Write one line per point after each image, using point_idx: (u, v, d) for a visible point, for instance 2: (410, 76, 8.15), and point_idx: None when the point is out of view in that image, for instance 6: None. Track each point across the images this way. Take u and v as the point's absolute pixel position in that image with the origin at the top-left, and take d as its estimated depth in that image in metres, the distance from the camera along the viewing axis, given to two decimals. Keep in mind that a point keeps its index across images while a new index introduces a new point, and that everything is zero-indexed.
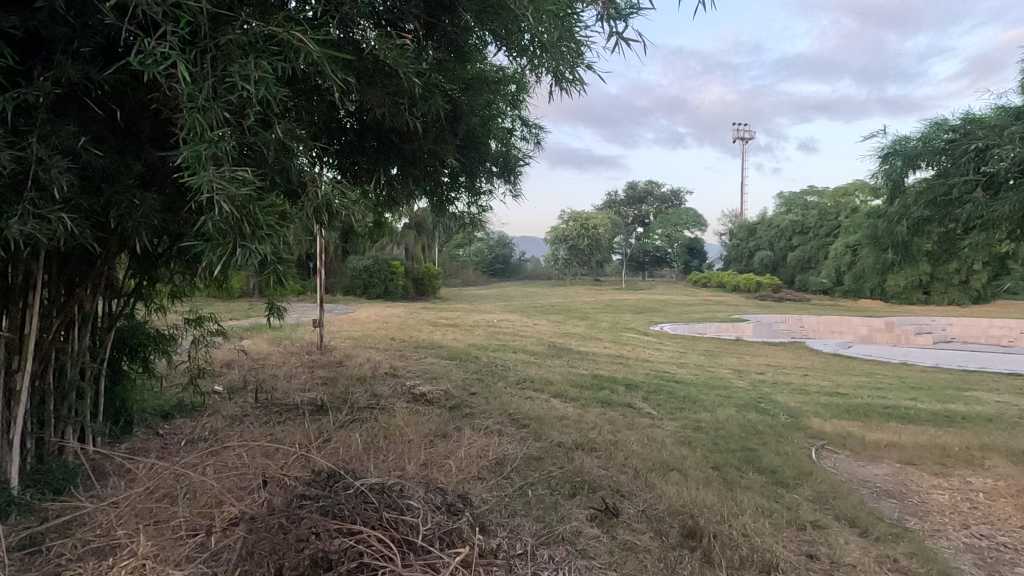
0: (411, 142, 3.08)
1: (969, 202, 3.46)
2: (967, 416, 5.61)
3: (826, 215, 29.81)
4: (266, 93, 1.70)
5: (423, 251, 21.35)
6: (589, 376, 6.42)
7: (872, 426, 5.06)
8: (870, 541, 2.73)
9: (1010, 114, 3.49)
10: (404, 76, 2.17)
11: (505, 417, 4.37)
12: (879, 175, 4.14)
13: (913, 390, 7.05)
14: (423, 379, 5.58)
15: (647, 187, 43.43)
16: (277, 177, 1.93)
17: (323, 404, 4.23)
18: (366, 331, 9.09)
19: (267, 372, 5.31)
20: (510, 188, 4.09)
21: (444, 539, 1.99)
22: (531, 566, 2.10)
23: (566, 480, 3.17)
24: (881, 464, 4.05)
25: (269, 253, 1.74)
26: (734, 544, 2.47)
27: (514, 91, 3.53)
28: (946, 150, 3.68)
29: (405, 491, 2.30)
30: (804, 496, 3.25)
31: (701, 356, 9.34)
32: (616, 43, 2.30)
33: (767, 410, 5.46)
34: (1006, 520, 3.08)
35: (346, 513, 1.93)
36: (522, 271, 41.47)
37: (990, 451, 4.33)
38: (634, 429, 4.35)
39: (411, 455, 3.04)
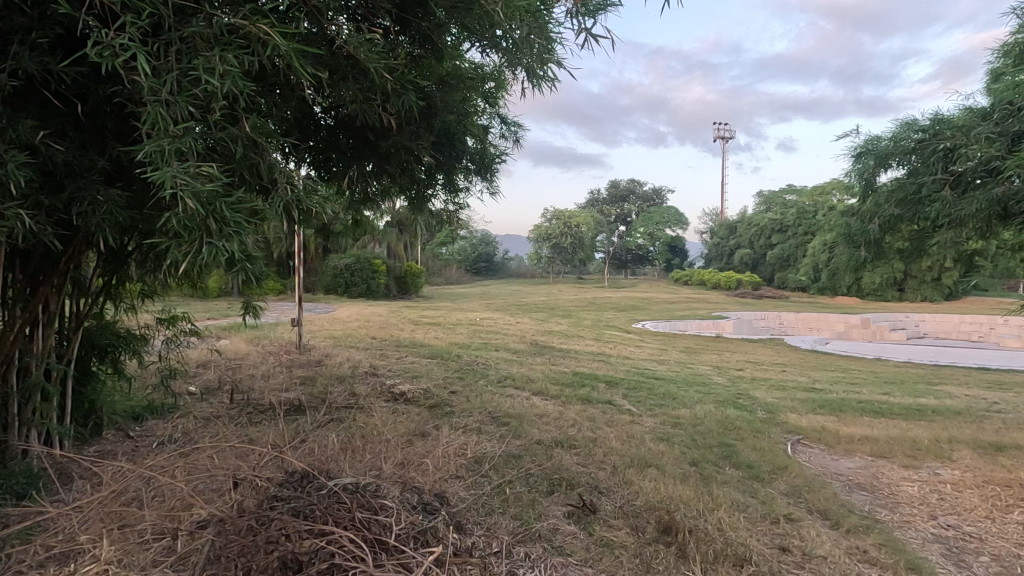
0: (387, 139, 3.05)
1: (938, 200, 3.55)
2: (938, 410, 5.74)
3: (804, 213, 30.30)
4: (232, 86, 1.67)
5: (406, 250, 21.23)
6: (570, 374, 6.44)
7: (846, 421, 5.16)
8: (840, 533, 2.78)
9: (977, 115, 3.58)
10: (376, 71, 2.14)
11: (485, 415, 4.36)
12: (852, 175, 4.21)
13: (886, 384, 7.21)
14: (404, 378, 5.55)
15: (629, 186, 43.77)
16: (246, 174, 1.88)
17: (300, 404, 4.18)
18: (346, 330, 9.01)
19: (244, 372, 5.23)
20: (487, 186, 4.09)
21: (418, 539, 1.98)
22: (507, 565, 2.10)
23: (545, 477, 3.18)
24: (854, 457, 4.13)
25: (237, 251, 1.70)
26: (709, 539, 2.49)
27: (492, 88, 3.52)
28: (916, 150, 3.76)
29: (379, 491, 2.29)
30: (778, 490, 3.29)
31: (682, 353, 9.43)
32: (586, 39, 2.32)
33: (745, 406, 5.53)
34: (971, 510, 3.16)
35: (317, 513, 1.90)
36: (505, 269, 41.43)
37: (958, 443, 4.44)
38: (613, 426, 4.37)
39: (388, 455, 3.02)
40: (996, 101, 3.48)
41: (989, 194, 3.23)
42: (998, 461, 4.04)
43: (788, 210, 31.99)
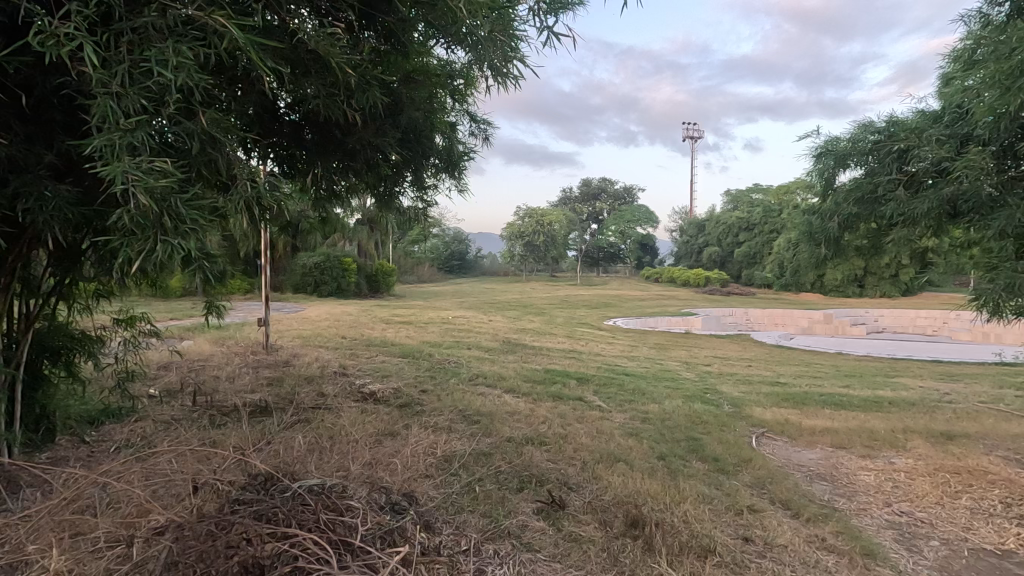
0: (352, 135, 3.01)
1: (892, 200, 3.69)
2: (894, 401, 5.97)
3: (769, 211, 31.07)
4: (187, 79, 1.62)
5: (377, 248, 21.01)
6: (541, 371, 6.46)
7: (808, 413, 5.32)
8: (801, 522, 2.87)
9: (929, 118, 3.75)
10: (338, 66, 2.10)
11: (456, 414, 4.35)
12: (813, 174, 4.33)
13: (846, 378, 7.44)
14: (374, 377, 5.49)
15: (601, 185, 44.22)
16: (204, 170, 1.83)
17: (267, 405, 4.10)
18: (314, 330, 8.86)
19: (207, 373, 5.09)
20: (456, 183, 4.08)
21: (384, 539, 1.96)
22: (475, 563, 2.10)
23: (515, 474, 3.19)
24: (815, 448, 4.26)
25: (193, 250, 1.65)
26: (675, 531, 2.54)
27: (460, 86, 3.51)
28: (872, 151, 3.91)
29: (346, 492, 2.26)
30: (742, 481, 3.38)
31: (652, 349, 9.57)
32: (549, 38, 2.33)
33: (712, 401, 5.65)
34: (923, 496, 3.30)
35: (280, 516, 1.87)
36: (478, 267, 41.38)
37: (912, 433, 4.63)
38: (583, 422, 4.41)
39: (356, 455, 2.98)
40: (946, 105, 3.65)
41: (939, 194, 3.37)
42: (949, 449, 4.22)
43: (754, 209, 32.75)
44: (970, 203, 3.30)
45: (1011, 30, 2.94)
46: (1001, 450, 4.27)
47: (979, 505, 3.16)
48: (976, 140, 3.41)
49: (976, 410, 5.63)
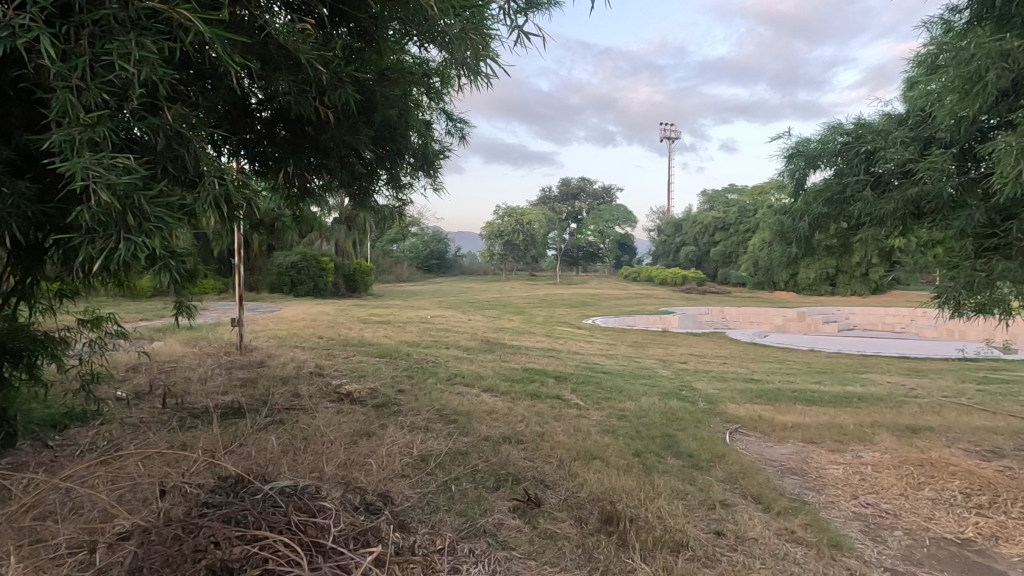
0: (325, 132, 2.98)
1: (860, 200, 3.79)
2: (863, 396, 6.14)
3: (744, 211, 31.61)
4: (150, 74, 1.59)
5: (355, 246, 20.83)
6: (520, 370, 6.47)
7: (780, 409, 5.43)
8: (771, 515, 2.93)
9: (894, 121, 3.87)
10: (308, 62, 2.08)
11: (434, 413, 4.34)
12: (784, 174, 4.41)
13: (818, 374, 7.62)
14: (351, 377, 5.44)
15: (580, 184, 44.49)
16: (171, 167, 1.79)
17: (239, 406, 4.02)
18: (290, 330, 8.72)
19: (178, 375, 4.98)
20: (432, 182, 4.08)
21: (358, 540, 1.95)
22: (450, 562, 2.10)
23: (492, 473, 3.19)
24: (787, 443, 4.35)
25: (159, 249, 1.61)
26: (648, 527, 2.57)
27: (436, 85, 3.51)
28: (841, 152, 4.01)
29: (319, 493, 2.24)
30: (716, 477, 3.44)
31: (629, 347, 9.66)
32: (519, 37, 2.34)
33: (688, 397, 5.74)
34: (888, 488, 3.40)
35: (250, 518, 1.84)
36: (457, 266, 41.28)
37: (879, 427, 4.76)
38: (560, 420, 4.44)
39: (331, 456, 2.95)
40: (910, 108, 3.77)
41: (905, 194, 3.47)
42: (913, 442, 4.35)
43: (730, 209, 33.30)
44: (933, 204, 3.40)
45: (970, 38, 3.04)
46: (963, 442, 4.42)
47: (941, 496, 3.27)
48: (938, 143, 3.52)
49: (939, 404, 5.82)
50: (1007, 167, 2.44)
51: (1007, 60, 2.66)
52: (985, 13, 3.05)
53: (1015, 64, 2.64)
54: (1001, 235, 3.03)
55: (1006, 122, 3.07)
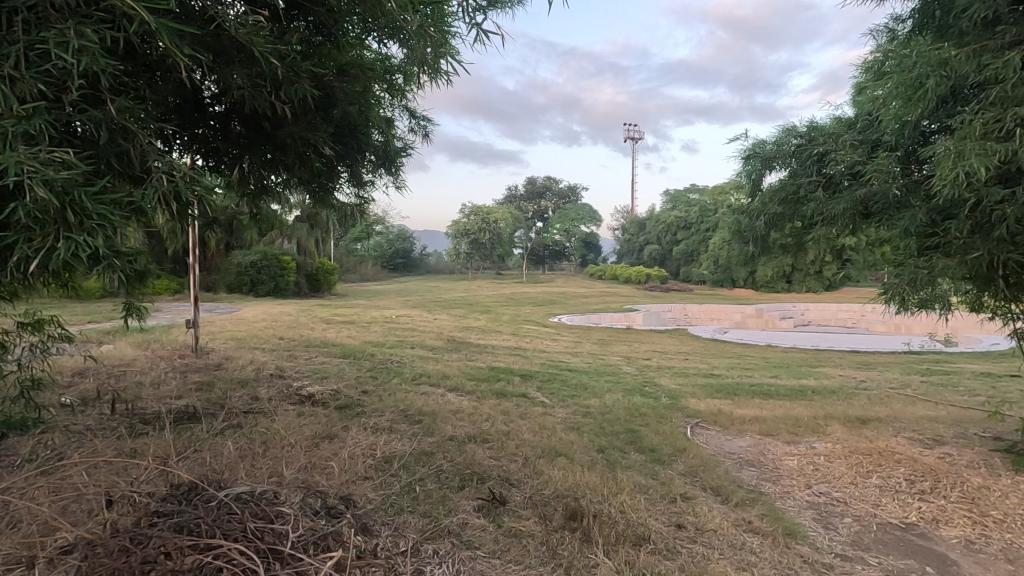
0: (283, 128, 2.91)
1: (813, 200, 3.94)
2: (816, 389, 6.37)
3: (705, 211, 32.41)
4: (91, 64, 1.52)
5: (317, 245, 20.41)
6: (485, 369, 6.45)
7: (739, 403, 5.59)
8: (729, 507, 3.01)
9: (844, 125, 4.03)
10: (261, 55, 2.03)
11: (398, 414, 4.29)
12: (742, 175, 4.54)
13: (774, 369, 7.87)
14: (312, 379, 5.33)
15: (546, 184, 44.76)
16: (115, 162, 1.71)
17: (194, 411, 3.88)
18: (248, 331, 8.47)
19: (129, 380, 4.77)
20: (394, 180, 4.03)
21: (318, 545, 1.91)
22: (413, 564, 2.08)
23: (457, 472, 3.18)
24: (745, 436, 4.48)
25: (103, 248, 1.54)
26: (611, 521, 2.61)
27: (398, 82, 3.46)
28: (795, 153, 4.15)
29: (277, 498, 2.18)
30: (677, 470, 3.51)
31: (594, 345, 9.77)
32: (478, 35, 2.33)
33: (651, 393, 5.84)
34: (840, 477, 3.54)
35: (204, 527, 1.78)
36: (423, 265, 40.94)
37: (831, 419, 4.96)
38: (526, 418, 4.46)
39: (290, 460, 2.88)
40: (859, 113, 3.93)
41: (854, 195, 3.61)
42: (862, 432, 4.54)
43: (692, 208, 34.06)
44: (880, 204, 3.56)
45: (912, 47, 3.19)
46: (908, 431, 4.64)
47: (887, 483, 3.42)
48: (884, 145, 3.69)
49: (886, 396, 6.10)
50: (945, 169, 2.56)
51: (945, 69, 2.80)
52: (926, 23, 3.21)
53: (953, 72, 2.78)
54: (941, 234, 3.19)
55: (945, 127, 3.24)
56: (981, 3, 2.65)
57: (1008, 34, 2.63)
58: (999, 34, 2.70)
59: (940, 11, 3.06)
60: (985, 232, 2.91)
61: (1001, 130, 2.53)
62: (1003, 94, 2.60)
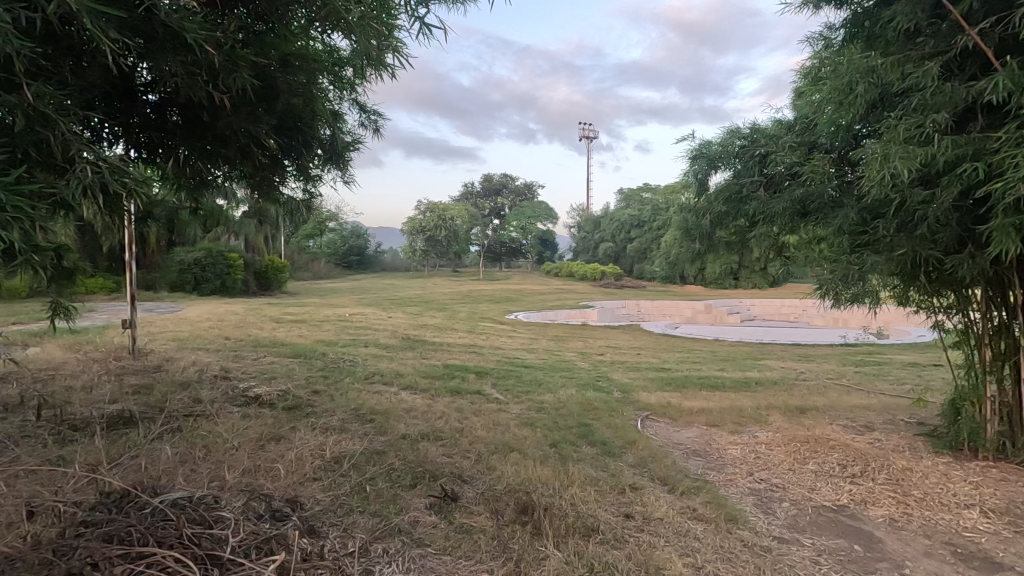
0: (222, 119, 2.80)
1: (755, 200, 4.11)
2: (760, 381, 6.66)
3: (658, 210, 33.26)
4: (5, 45, 1.42)
5: (267, 242, 19.78)
6: (441, 367, 6.41)
7: (687, 395, 5.78)
8: (675, 495, 3.11)
9: (783, 127, 4.22)
10: (194, 41, 1.94)
11: (349, 413, 4.21)
12: (689, 174, 4.67)
13: (721, 362, 8.17)
14: (260, 380, 5.16)
15: (503, 181, 44.91)
16: (32, 150, 1.61)
17: (130, 415, 3.69)
18: (191, 332, 8.11)
19: (57, 384, 4.48)
20: (342, 175, 3.95)
21: (260, 548, 1.85)
22: (362, 564, 2.05)
23: (409, 471, 3.15)
24: (693, 427, 4.63)
25: (17, 242, 1.44)
26: (562, 514, 2.64)
27: (347, 75, 3.40)
28: (738, 154, 4.31)
29: (216, 503, 2.11)
30: (627, 462, 3.60)
31: (550, 341, 9.88)
32: (422, 29, 2.32)
33: (604, 387, 5.96)
34: (779, 464, 3.71)
35: (136, 535, 1.71)
36: (378, 262, 40.27)
37: (773, 409, 5.19)
38: (480, 415, 4.46)
39: (233, 464, 2.78)
40: (797, 116, 4.12)
41: (792, 195, 3.80)
42: (801, 421, 4.78)
43: (645, 207, 34.84)
44: (816, 204, 3.75)
45: (845, 54, 3.37)
46: (842, 419, 4.92)
47: (822, 468, 3.61)
48: (820, 147, 3.88)
49: (824, 386, 6.43)
50: (872, 170, 2.70)
51: (873, 76, 2.97)
52: (857, 32, 3.38)
53: (879, 79, 2.95)
54: (869, 232, 3.37)
55: (874, 132, 3.43)
56: (904, 16, 2.83)
57: (928, 46, 2.81)
58: (920, 45, 2.88)
59: (869, 21, 3.24)
60: (909, 230, 3.10)
61: (921, 135, 2.70)
62: (923, 102, 2.77)
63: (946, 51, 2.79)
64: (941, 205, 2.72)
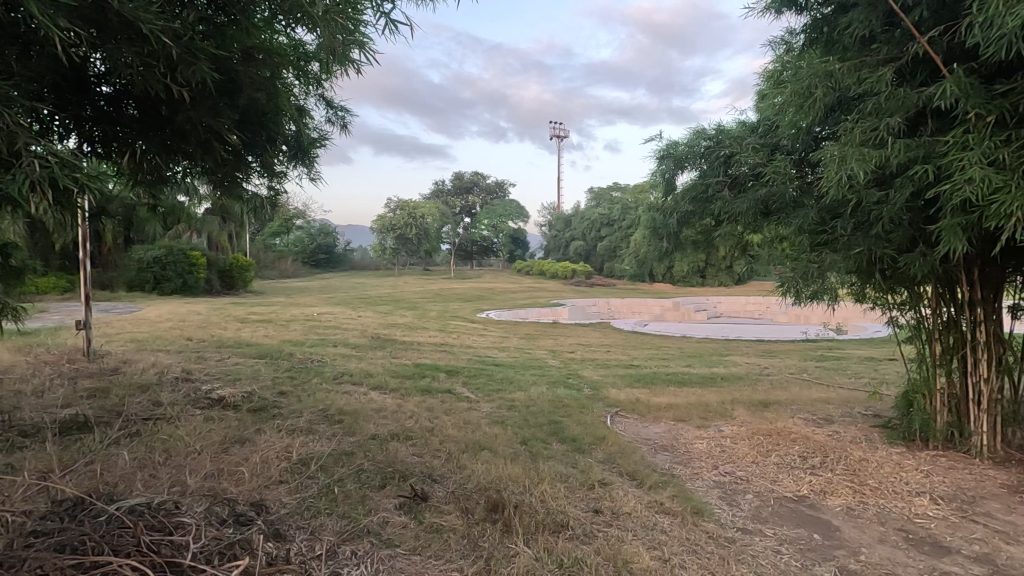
0: (181, 113, 2.72)
1: (720, 199, 4.20)
2: (726, 376, 6.82)
3: (628, 209, 33.69)
4: None
5: (231, 240, 19.26)
6: (411, 366, 6.36)
7: (656, 391, 5.88)
8: (644, 490, 3.16)
9: (747, 129, 4.32)
10: (150, 31, 1.88)
11: (317, 414, 4.14)
12: (657, 174, 4.74)
13: (688, 358, 8.34)
14: (224, 381, 5.03)
15: (474, 179, 44.79)
16: None
17: (85, 420, 3.55)
18: (150, 333, 7.83)
19: (6, 389, 4.28)
20: (308, 172, 3.88)
21: (223, 554, 1.80)
22: (329, 566, 2.02)
23: (378, 471, 3.11)
24: (661, 422, 4.72)
25: None
26: (532, 510, 2.65)
27: (313, 69, 3.33)
28: (704, 155, 4.40)
29: (177, 508, 2.05)
30: (596, 458, 3.64)
31: (521, 339, 9.91)
32: (389, 24, 2.29)
33: (574, 385, 6.01)
34: (743, 457, 3.81)
35: (90, 544, 1.65)
36: (348, 261, 39.67)
37: (737, 403, 5.32)
38: (451, 414, 4.45)
39: (194, 469, 2.70)
40: (760, 118, 4.23)
41: (755, 195, 3.90)
42: (764, 415, 4.92)
43: (615, 206, 35.24)
44: (778, 204, 3.86)
45: (805, 59, 3.47)
46: (803, 412, 5.07)
47: (784, 460, 3.72)
48: (781, 149, 3.99)
49: (786, 380, 6.63)
50: (830, 172, 2.79)
51: (831, 80, 3.06)
52: (816, 37, 3.48)
53: (837, 84, 3.04)
54: (828, 232, 3.49)
55: (833, 134, 3.53)
56: (860, 22, 2.93)
57: (882, 52, 2.92)
58: (875, 51, 2.99)
59: (827, 27, 3.34)
60: (865, 230, 3.22)
61: (875, 138, 2.80)
62: (878, 106, 2.87)
63: (899, 58, 2.90)
64: (895, 205, 2.83)
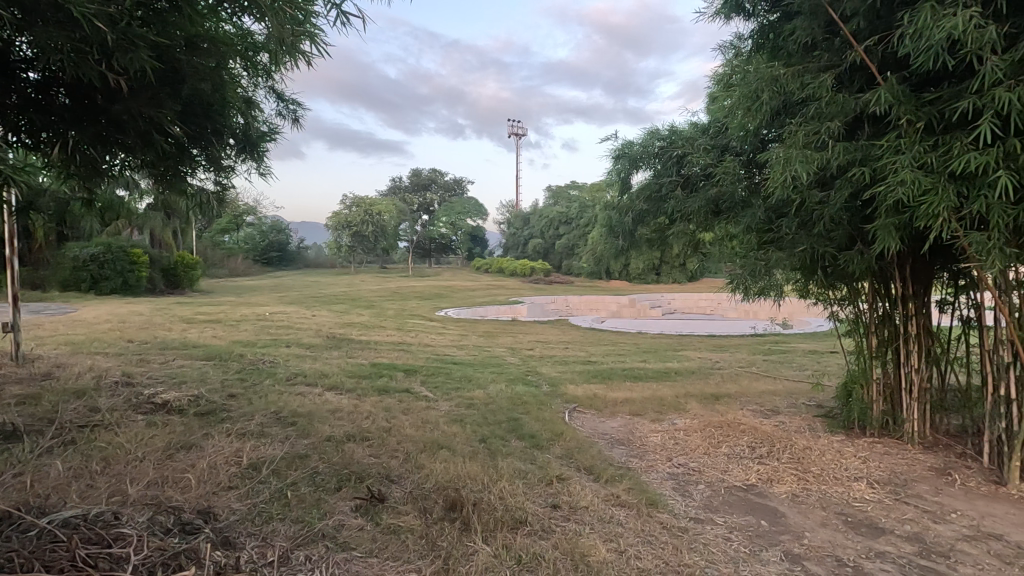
0: (118, 102, 2.57)
1: (673, 198, 4.31)
2: (679, 371, 7.01)
3: (585, 208, 34.11)
4: None
5: (175, 237, 18.39)
6: (368, 366, 6.25)
7: (612, 386, 5.99)
8: (600, 484, 3.21)
9: (698, 130, 4.44)
10: (82, 15, 1.77)
11: (269, 417, 4.01)
12: (613, 173, 4.82)
13: (644, 354, 8.53)
14: (169, 385, 4.81)
15: (432, 176, 44.36)
16: None
17: (14, 429, 3.33)
18: (87, 335, 7.40)
19: None
20: (258, 166, 3.74)
21: (167, 565, 1.72)
22: (281, 573, 1.96)
23: (334, 473, 3.05)
24: (617, 417, 4.81)
25: None
26: (490, 508, 2.65)
27: (261, 61, 3.22)
28: (658, 155, 4.50)
29: (116, 519, 1.94)
30: (554, 454, 3.68)
31: (480, 337, 9.89)
32: (341, 17, 2.24)
33: (532, 382, 6.05)
34: (695, 448, 3.93)
35: (18, 562, 1.54)
36: (301, 259, 38.59)
37: (690, 397, 5.48)
38: (409, 413, 4.40)
39: (136, 477, 2.58)
40: (711, 120, 4.36)
41: (707, 194, 4.02)
42: (715, 407, 5.09)
43: (572, 205, 35.61)
44: (728, 203, 4.00)
45: (753, 63, 3.59)
46: (751, 404, 5.27)
47: (734, 451, 3.86)
48: (730, 150, 4.13)
49: (736, 374, 6.87)
50: (775, 173, 2.91)
51: (776, 84, 3.19)
52: (763, 43, 3.61)
53: (782, 88, 3.17)
54: (774, 230, 3.63)
55: (779, 137, 3.68)
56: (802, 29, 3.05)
57: (823, 59, 3.06)
58: (817, 58, 3.13)
59: (773, 34, 3.47)
60: (808, 229, 3.37)
61: (817, 141, 2.93)
62: (819, 110, 3.01)
63: (838, 65, 3.05)
64: (835, 205, 2.98)
